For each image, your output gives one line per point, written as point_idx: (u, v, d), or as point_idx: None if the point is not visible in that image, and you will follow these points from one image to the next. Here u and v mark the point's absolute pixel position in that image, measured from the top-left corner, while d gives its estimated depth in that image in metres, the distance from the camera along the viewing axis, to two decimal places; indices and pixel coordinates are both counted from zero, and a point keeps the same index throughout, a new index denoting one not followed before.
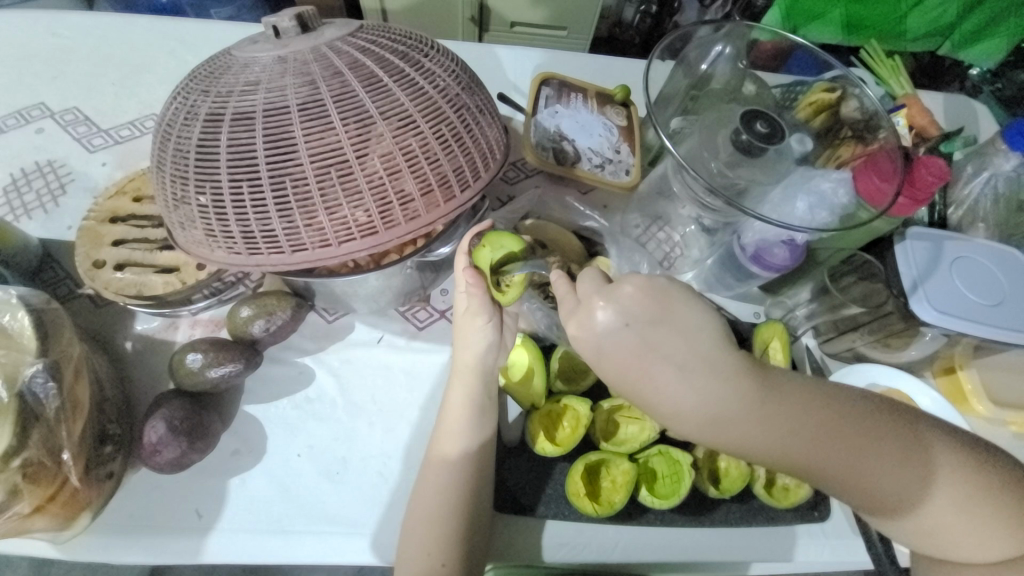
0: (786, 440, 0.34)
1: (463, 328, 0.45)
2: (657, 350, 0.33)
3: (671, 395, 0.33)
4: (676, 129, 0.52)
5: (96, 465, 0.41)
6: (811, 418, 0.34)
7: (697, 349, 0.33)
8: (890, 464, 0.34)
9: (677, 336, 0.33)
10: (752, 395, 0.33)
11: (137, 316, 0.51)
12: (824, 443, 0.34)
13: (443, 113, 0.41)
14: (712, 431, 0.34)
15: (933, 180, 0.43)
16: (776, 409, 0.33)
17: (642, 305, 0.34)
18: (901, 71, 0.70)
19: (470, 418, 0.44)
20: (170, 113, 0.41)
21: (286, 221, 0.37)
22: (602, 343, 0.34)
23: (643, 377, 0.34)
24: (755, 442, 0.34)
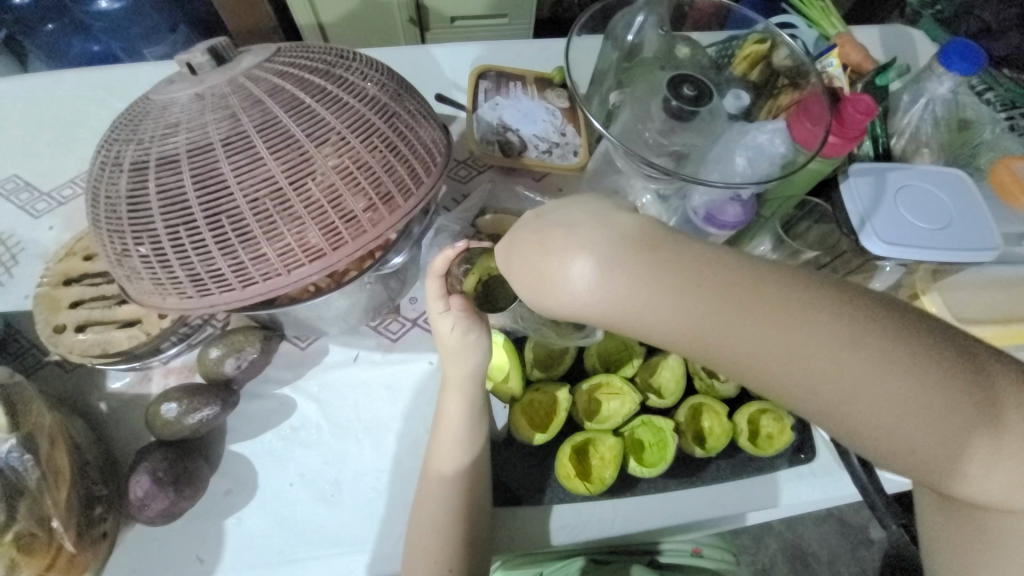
0: (731, 330, 0.26)
1: (444, 338, 0.43)
2: (566, 232, 0.29)
3: (576, 282, 0.28)
4: (614, 105, 0.54)
5: (89, 528, 0.41)
6: (762, 299, 0.26)
7: (606, 228, 0.29)
8: (873, 352, 0.25)
9: (586, 218, 0.29)
10: (684, 276, 0.27)
11: (108, 375, 0.51)
12: (792, 335, 0.25)
13: (373, 125, 0.40)
14: (628, 318, 0.27)
15: (862, 117, 0.43)
16: (714, 288, 0.26)
17: (555, 205, 0.31)
18: (832, 11, 0.70)
19: (469, 423, 0.44)
20: (98, 166, 0.40)
21: (231, 257, 0.37)
22: (514, 245, 0.31)
23: (545, 263, 0.29)
24: (685, 330, 0.27)
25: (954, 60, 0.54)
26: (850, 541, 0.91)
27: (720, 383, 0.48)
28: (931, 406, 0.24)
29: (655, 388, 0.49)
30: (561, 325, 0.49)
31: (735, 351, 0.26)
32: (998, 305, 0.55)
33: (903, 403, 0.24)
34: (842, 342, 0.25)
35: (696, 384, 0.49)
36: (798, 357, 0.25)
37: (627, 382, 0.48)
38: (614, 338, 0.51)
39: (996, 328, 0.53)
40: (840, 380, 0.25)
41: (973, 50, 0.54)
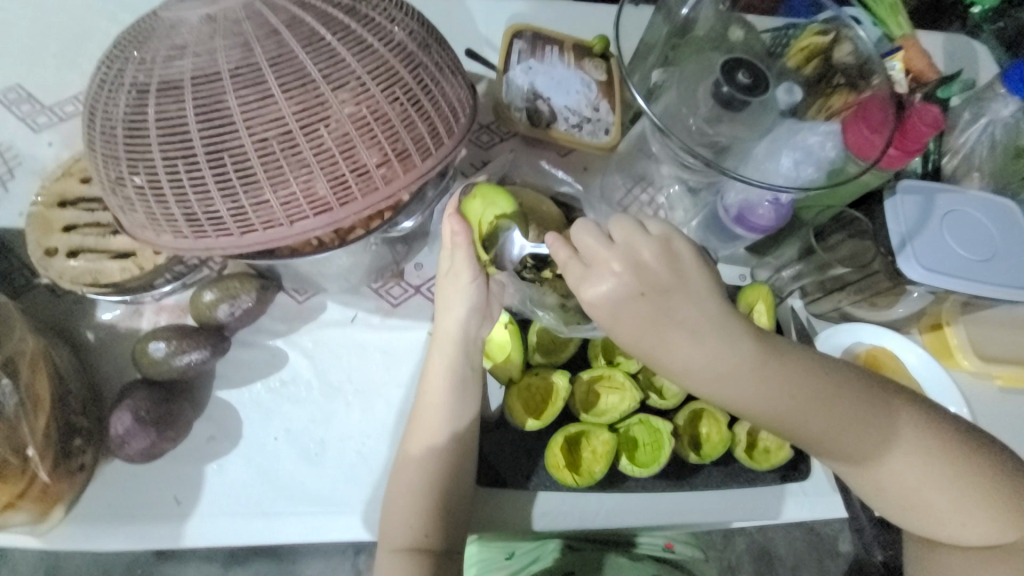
0: (785, 406, 0.37)
1: (445, 296, 0.43)
2: (670, 317, 0.36)
3: (684, 356, 0.36)
4: (656, 83, 0.49)
5: (66, 459, 0.40)
6: (802, 389, 0.38)
7: (705, 314, 0.36)
8: (864, 429, 0.38)
9: (684, 303, 0.36)
10: (759, 360, 0.37)
11: (99, 305, 0.49)
12: (821, 408, 0.37)
13: (396, 74, 0.37)
14: (714, 386, 0.37)
15: (926, 129, 0.40)
16: (777, 370, 0.37)
17: (657, 274, 0.36)
18: (900, 10, 0.66)
19: (453, 393, 0.43)
20: (97, 84, 0.37)
21: (231, 200, 0.35)
22: (622, 311, 0.36)
23: (649, 342, 0.36)
24: (750, 399, 0.37)
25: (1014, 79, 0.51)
26: (818, 551, 0.92)
27: None
28: (899, 458, 0.38)
29: (657, 387, 0.47)
30: (569, 312, 0.47)
31: (786, 417, 0.38)
32: (1022, 346, 0.53)
33: (892, 463, 0.38)
34: (851, 415, 0.38)
35: None
36: (823, 422, 0.38)
37: (629, 377, 0.46)
38: None
39: (1013, 370, 0.51)
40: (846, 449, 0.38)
41: None
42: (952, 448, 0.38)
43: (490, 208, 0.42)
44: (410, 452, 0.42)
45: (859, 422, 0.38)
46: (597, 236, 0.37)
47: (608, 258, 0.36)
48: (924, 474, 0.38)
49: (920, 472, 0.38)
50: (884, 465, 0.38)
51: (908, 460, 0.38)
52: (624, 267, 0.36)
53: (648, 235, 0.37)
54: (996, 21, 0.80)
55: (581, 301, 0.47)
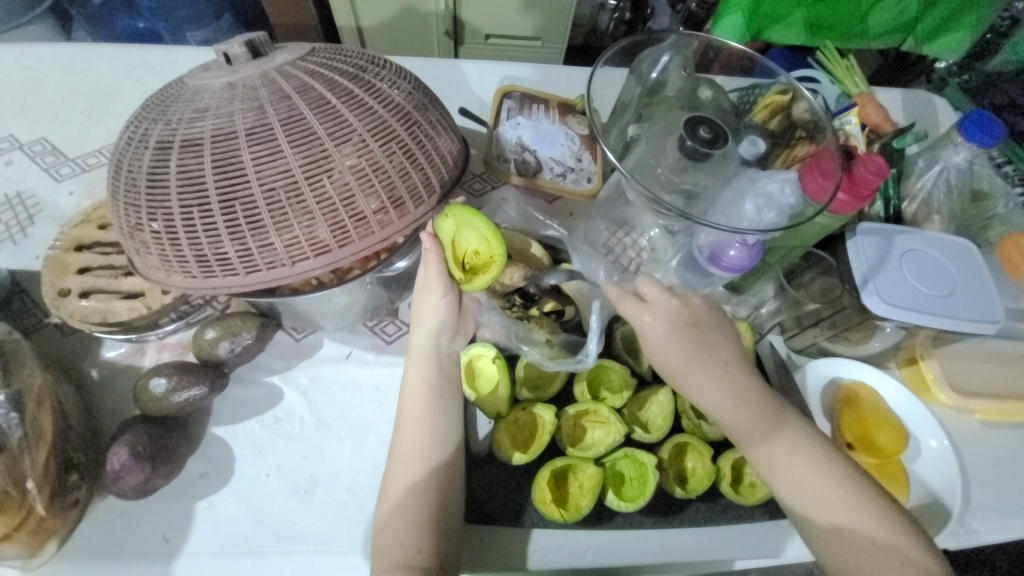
0: (782, 455, 0.44)
1: (418, 312, 0.46)
2: (697, 347, 0.45)
3: (708, 382, 0.44)
4: (632, 137, 0.54)
5: (62, 493, 0.41)
6: (799, 443, 0.44)
7: (733, 355, 0.46)
8: (846, 492, 0.43)
9: (709, 335, 0.45)
10: (767, 396, 0.45)
11: (104, 343, 0.52)
12: (807, 459, 0.44)
13: (394, 132, 0.41)
14: (729, 415, 0.44)
15: (873, 177, 0.44)
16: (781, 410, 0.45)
17: (704, 319, 0.46)
18: (856, 71, 0.72)
19: (432, 404, 0.45)
20: (124, 141, 0.42)
21: (239, 243, 0.38)
22: (671, 337, 0.45)
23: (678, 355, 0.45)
24: (756, 436, 0.44)
25: (974, 131, 0.54)
26: None
27: (708, 425, 0.48)
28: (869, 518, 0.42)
29: (642, 421, 0.49)
30: (555, 347, 0.50)
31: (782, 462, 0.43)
32: (999, 379, 0.54)
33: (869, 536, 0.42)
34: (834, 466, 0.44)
35: (683, 422, 0.49)
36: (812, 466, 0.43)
37: (614, 412, 0.47)
38: (605, 367, 0.51)
39: (992, 404, 0.52)
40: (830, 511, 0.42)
41: (991, 122, 0.53)
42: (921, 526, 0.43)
43: (466, 229, 0.42)
44: (397, 467, 0.44)
45: (842, 484, 0.43)
46: (659, 287, 0.46)
47: (654, 294, 0.46)
48: (896, 556, 0.41)
49: (884, 538, 0.42)
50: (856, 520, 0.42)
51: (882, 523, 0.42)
52: (682, 305, 0.46)
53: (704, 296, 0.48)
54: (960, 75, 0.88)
55: (565, 336, 0.51)
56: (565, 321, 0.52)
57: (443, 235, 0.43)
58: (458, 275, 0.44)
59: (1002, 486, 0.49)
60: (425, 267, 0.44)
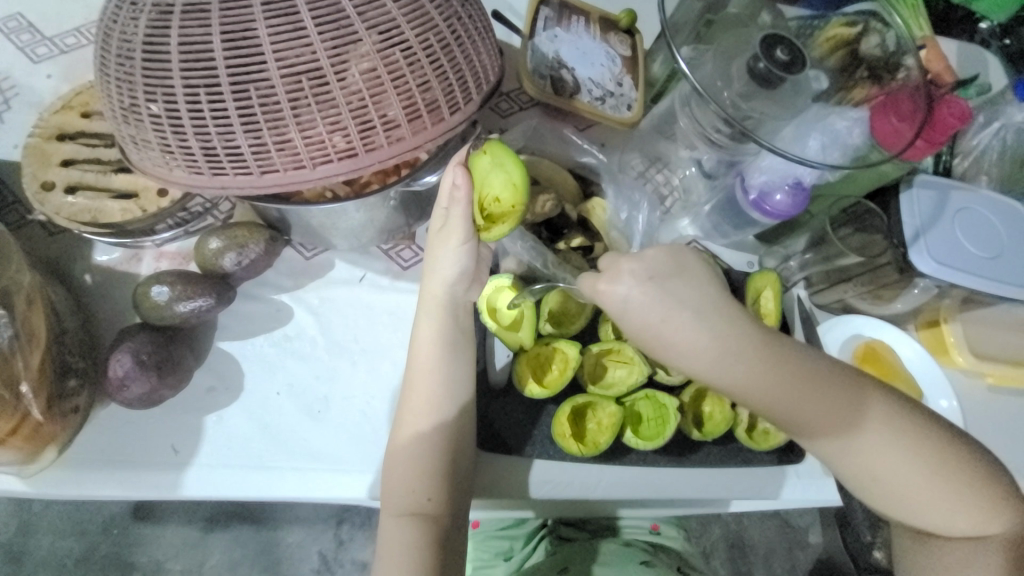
0: (788, 398, 0.37)
1: (436, 253, 0.42)
2: (668, 298, 0.36)
3: (691, 342, 0.36)
4: (687, 57, 0.46)
5: (60, 399, 0.39)
6: (807, 380, 0.38)
7: (704, 296, 0.37)
8: (853, 422, 0.38)
9: (684, 282, 0.37)
10: (761, 344, 0.37)
11: (96, 246, 0.47)
12: (814, 393, 0.38)
13: (432, 21, 0.36)
14: (728, 373, 0.36)
15: (953, 122, 0.41)
16: (775, 354, 0.37)
17: (664, 265, 0.37)
18: (920, 14, 0.66)
19: (442, 358, 0.42)
20: (112, 5, 0.35)
21: (253, 137, 0.33)
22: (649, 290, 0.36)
23: (652, 315, 0.36)
24: (761, 389, 0.37)
25: None
26: (789, 542, 0.93)
27: None
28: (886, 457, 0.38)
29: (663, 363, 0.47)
30: None
31: (789, 411, 0.37)
32: (1016, 347, 0.54)
33: (889, 462, 0.38)
34: (843, 406, 0.38)
35: None
36: (816, 411, 0.38)
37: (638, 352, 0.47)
38: None
39: (1004, 369, 0.52)
40: (847, 450, 0.38)
41: None
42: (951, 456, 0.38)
43: (497, 171, 0.38)
44: (404, 418, 0.42)
45: (852, 418, 0.38)
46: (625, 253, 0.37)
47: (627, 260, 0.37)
48: (913, 474, 0.38)
49: (919, 473, 0.38)
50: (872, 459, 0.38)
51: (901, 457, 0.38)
52: (645, 258, 0.37)
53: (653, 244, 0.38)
54: (1002, 38, 0.77)
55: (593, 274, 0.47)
56: (592, 259, 0.48)
57: (475, 173, 0.39)
58: (478, 222, 0.40)
59: (999, 448, 0.51)
60: (450, 207, 0.40)
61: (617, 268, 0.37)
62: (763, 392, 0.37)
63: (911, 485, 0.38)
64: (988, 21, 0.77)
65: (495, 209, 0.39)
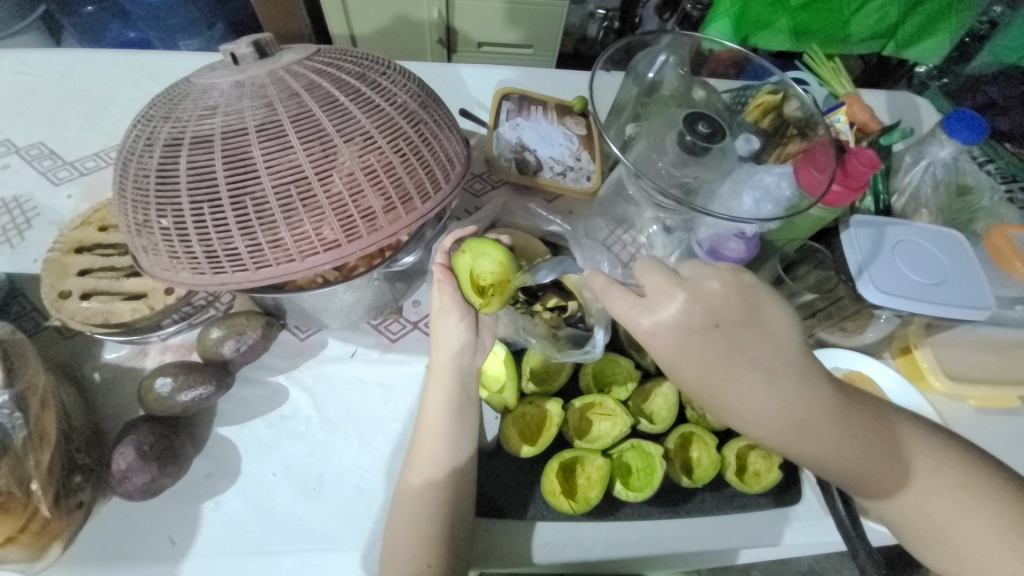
0: (856, 450, 0.39)
1: (440, 331, 0.46)
2: (775, 370, 0.38)
3: (755, 401, 0.38)
4: (630, 136, 0.56)
5: (66, 496, 0.40)
6: (866, 432, 0.39)
7: (778, 352, 0.38)
8: (960, 474, 0.39)
9: (770, 343, 0.38)
10: (805, 398, 0.38)
11: (104, 345, 0.51)
12: (860, 443, 0.39)
13: (401, 129, 0.42)
14: (804, 433, 0.39)
15: (865, 169, 0.46)
16: (857, 415, 0.40)
17: (739, 312, 0.38)
18: (842, 72, 0.74)
19: (456, 425, 0.44)
20: (131, 139, 0.42)
21: (249, 238, 0.38)
22: (685, 346, 0.37)
23: (751, 388, 0.37)
24: (789, 433, 0.39)
25: (958, 129, 0.56)
26: None
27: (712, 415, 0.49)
28: (961, 510, 0.39)
29: (647, 413, 0.49)
30: (559, 340, 0.49)
31: (846, 457, 0.39)
32: (990, 366, 0.56)
33: (953, 514, 0.39)
34: (859, 437, 0.39)
35: (687, 413, 0.49)
36: (888, 465, 0.39)
37: (619, 403, 0.48)
38: (613, 360, 0.52)
39: (983, 389, 0.53)
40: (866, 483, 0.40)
41: (974, 119, 0.55)
42: (995, 489, 0.39)
43: (482, 259, 0.42)
44: (408, 484, 0.43)
45: (951, 468, 0.39)
46: (666, 274, 0.39)
47: (655, 283, 0.39)
48: (952, 513, 0.38)
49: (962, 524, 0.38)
50: (922, 504, 0.39)
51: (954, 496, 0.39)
52: (690, 299, 0.38)
53: (632, 292, 0.39)
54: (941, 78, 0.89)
55: (569, 330, 0.50)
56: (569, 317, 0.50)
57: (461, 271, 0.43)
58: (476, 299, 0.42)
59: None
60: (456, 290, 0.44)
61: (647, 299, 0.39)
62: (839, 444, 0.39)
63: (962, 533, 0.38)
64: (924, 65, 0.92)
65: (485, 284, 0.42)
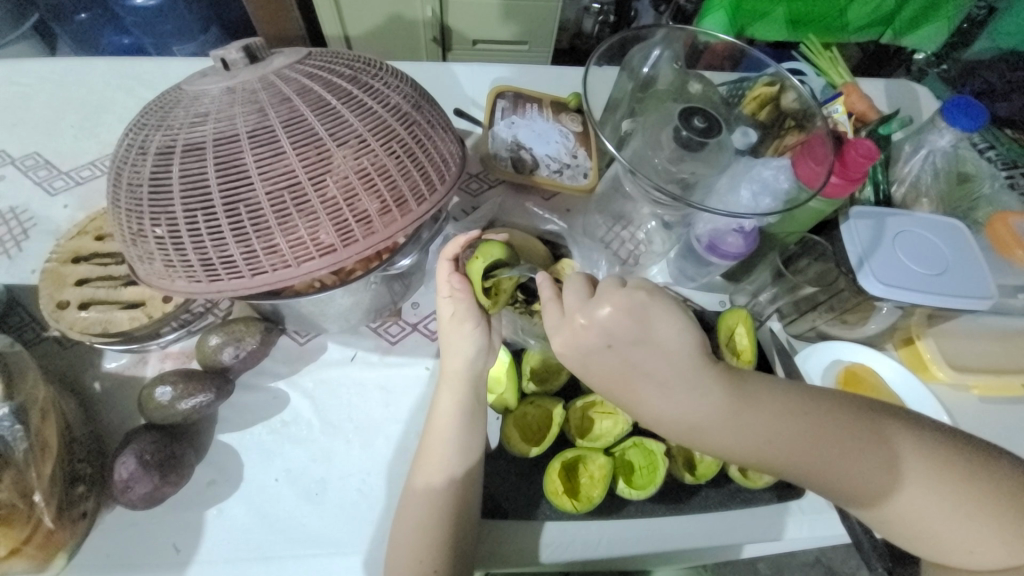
0: (786, 445, 0.36)
1: (448, 337, 0.45)
2: (671, 380, 0.36)
3: (662, 408, 0.37)
4: (626, 131, 0.56)
5: (70, 506, 0.40)
6: (799, 424, 0.36)
7: (673, 361, 0.36)
8: (908, 454, 0.35)
9: (661, 353, 0.36)
10: (718, 401, 0.36)
11: (105, 355, 0.51)
12: (791, 438, 0.36)
13: (394, 131, 0.42)
14: (726, 435, 0.37)
15: (864, 160, 0.46)
16: (796, 414, 0.37)
17: (627, 327, 0.36)
18: (839, 61, 0.73)
19: (459, 427, 0.44)
20: (124, 148, 0.42)
21: (244, 245, 0.38)
22: (587, 360, 0.38)
23: (655, 402, 0.37)
24: (709, 435, 0.37)
25: (958, 117, 0.55)
26: None
27: None
28: (915, 491, 0.35)
29: None
30: None
31: (777, 454, 0.37)
32: (994, 355, 0.55)
33: (905, 497, 0.35)
34: (787, 432, 0.36)
35: None
36: (831, 459, 0.36)
37: None
38: None
39: (986, 378, 0.53)
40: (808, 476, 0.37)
41: (974, 107, 0.55)
42: (955, 466, 0.35)
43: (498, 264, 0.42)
44: (411, 487, 0.43)
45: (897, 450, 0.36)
46: (580, 291, 0.38)
47: (568, 298, 0.38)
48: (902, 495, 0.35)
49: (918, 504, 0.35)
50: (871, 489, 0.36)
51: (931, 492, 0.35)
52: (587, 319, 0.37)
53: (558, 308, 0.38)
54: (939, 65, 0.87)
55: None
56: None
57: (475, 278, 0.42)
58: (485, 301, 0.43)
59: None
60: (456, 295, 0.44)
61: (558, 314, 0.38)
62: (767, 440, 0.36)
63: (918, 515, 0.35)
64: (922, 51, 0.91)
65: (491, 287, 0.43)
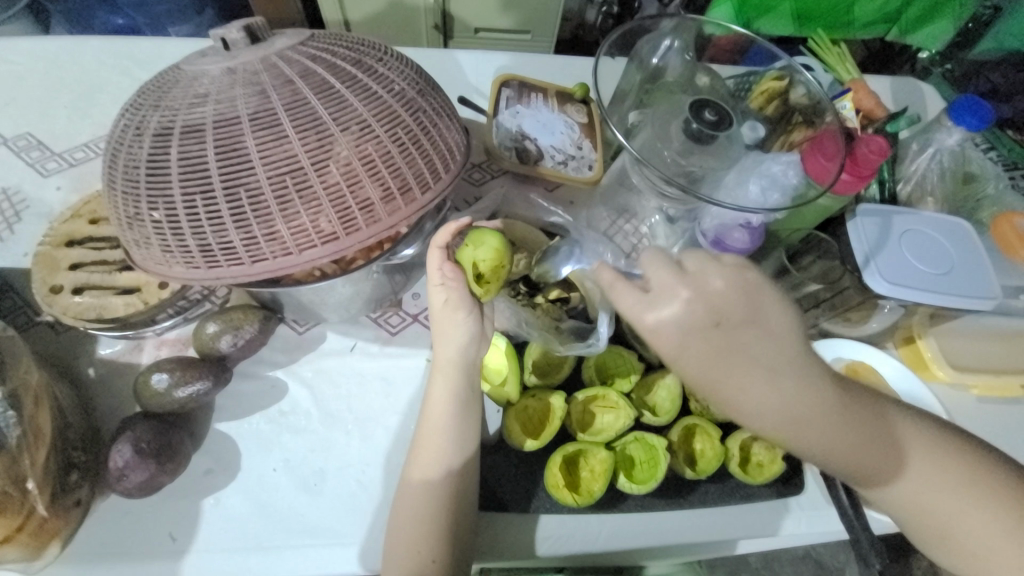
0: (857, 445, 0.38)
1: (443, 325, 0.43)
2: (780, 368, 0.35)
3: (756, 398, 0.36)
4: (633, 123, 0.54)
5: (63, 494, 0.40)
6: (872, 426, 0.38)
7: (785, 350, 0.36)
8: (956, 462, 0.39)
9: (772, 340, 0.35)
10: (812, 395, 0.36)
11: (99, 341, 0.50)
12: (862, 437, 0.38)
13: (399, 117, 0.41)
14: (808, 429, 0.37)
15: (875, 157, 0.45)
16: (863, 413, 0.38)
17: (742, 307, 0.35)
18: (847, 57, 0.72)
19: (456, 419, 0.43)
20: (120, 128, 0.41)
21: (244, 231, 0.37)
22: (687, 343, 0.34)
23: (756, 388, 0.35)
24: (792, 429, 0.37)
25: (964, 116, 0.55)
26: None
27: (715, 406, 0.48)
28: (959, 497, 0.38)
29: (650, 405, 0.49)
30: (562, 333, 0.49)
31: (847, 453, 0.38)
32: (994, 356, 0.56)
33: (950, 501, 0.38)
34: (864, 432, 0.38)
35: (690, 405, 0.49)
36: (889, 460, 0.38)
37: (622, 396, 0.47)
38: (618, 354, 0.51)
39: (986, 378, 0.53)
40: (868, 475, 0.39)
41: (980, 107, 0.54)
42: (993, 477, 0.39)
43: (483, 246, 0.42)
44: (408, 478, 0.43)
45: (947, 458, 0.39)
46: (669, 265, 0.36)
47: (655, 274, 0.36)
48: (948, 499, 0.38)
49: (959, 507, 0.38)
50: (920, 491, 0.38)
51: (967, 498, 0.38)
52: (690, 295, 0.34)
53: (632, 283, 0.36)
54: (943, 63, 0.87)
55: (572, 323, 0.50)
56: (571, 308, 0.51)
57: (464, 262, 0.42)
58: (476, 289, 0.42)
59: None
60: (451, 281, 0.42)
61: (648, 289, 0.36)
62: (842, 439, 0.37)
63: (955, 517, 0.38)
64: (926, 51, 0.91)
65: (485, 274, 0.42)
